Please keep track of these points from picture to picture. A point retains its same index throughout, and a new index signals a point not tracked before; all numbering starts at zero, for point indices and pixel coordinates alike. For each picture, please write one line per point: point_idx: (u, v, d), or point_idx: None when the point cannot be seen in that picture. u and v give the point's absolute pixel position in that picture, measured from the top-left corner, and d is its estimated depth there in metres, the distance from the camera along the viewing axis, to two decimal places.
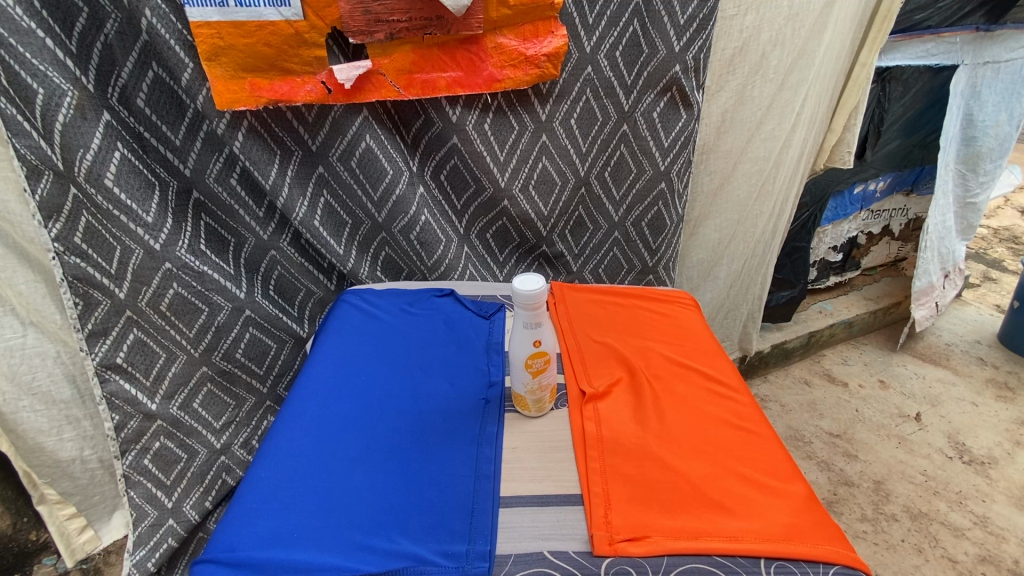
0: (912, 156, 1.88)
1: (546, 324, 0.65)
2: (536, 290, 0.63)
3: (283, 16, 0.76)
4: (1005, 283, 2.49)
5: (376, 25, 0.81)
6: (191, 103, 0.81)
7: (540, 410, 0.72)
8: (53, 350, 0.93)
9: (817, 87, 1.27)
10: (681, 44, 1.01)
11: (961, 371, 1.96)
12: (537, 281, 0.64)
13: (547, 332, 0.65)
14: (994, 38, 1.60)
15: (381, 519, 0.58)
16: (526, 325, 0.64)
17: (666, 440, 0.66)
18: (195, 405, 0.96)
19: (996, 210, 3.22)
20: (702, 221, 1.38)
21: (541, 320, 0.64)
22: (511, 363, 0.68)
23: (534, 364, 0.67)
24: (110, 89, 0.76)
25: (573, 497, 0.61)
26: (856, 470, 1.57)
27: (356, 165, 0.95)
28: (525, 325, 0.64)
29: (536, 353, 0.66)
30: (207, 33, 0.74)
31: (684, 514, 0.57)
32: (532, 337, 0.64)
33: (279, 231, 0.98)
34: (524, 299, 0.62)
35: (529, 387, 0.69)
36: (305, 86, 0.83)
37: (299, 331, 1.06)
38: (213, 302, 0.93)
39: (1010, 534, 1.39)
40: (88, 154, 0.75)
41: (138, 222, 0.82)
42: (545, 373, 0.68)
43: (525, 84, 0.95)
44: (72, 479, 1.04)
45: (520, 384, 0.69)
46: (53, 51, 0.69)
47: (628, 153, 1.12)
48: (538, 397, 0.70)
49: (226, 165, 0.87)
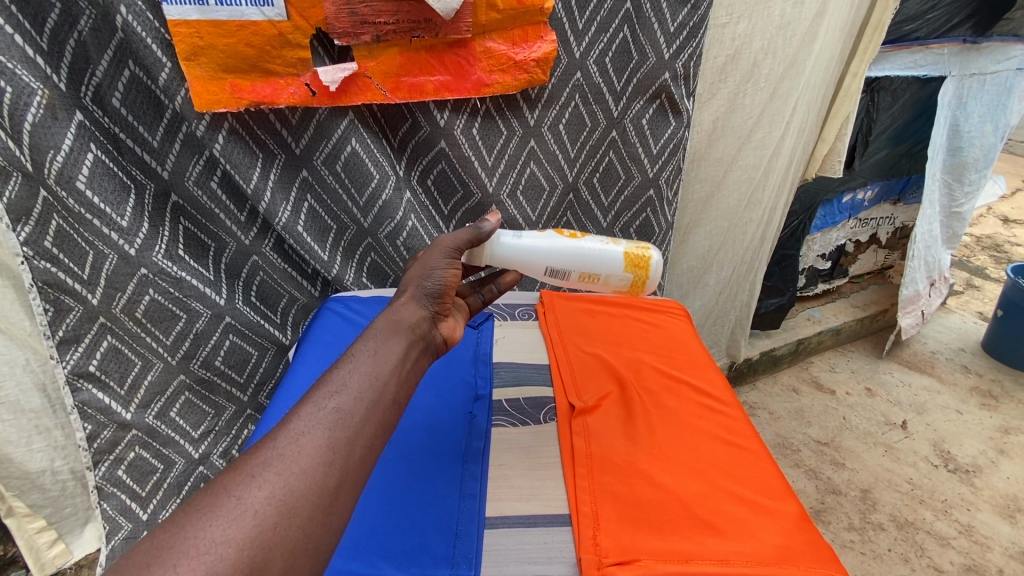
0: (899, 165, 1.89)
1: (550, 239, 0.77)
2: (514, 236, 0.76)
3: (265, 15, 0.74)
4: (988, 291, 2.53)
5: (362, 26, 0.79)
6: (169, 104, 0.78)
7: (658, 264, 0.81)
8: (22, 358, 0.88)
9: (807, 96, 1.27)
10: (671, 52, 1.01)
11: (946, 379, 1.98)
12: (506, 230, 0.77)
13: (556, 252, 0.77)
14: (981, 51, 1.62)
15: (364, 543, 0.56)
16: (545, 272, 0.78)
17: (656, 458, 0.65)
18: (172, 414, 0.93)
19: (978, 217, 3.26)
20: (692, 228, 1.37)
21: (540, 251, 0.76)
22: (575, 250, 0.78)
23: (596, 270, 0.78)
24: (83, 88, 0.72)
25: (562, 517, 0.59)
26: (843, 478, 1.57)
27: (341, 168, 0.92)
28: (542, 274, 0.78)
29: (584, 265, 0.78)
30: (185, 32, 0.71)
31: (675, 536, 0.56)
32: (561, 264, 0.77)
33: (261, 236, 0.95)
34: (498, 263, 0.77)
35: (629, 279, 0.80)
36: (288, 88, 0.80)
37: (282, 338, 1.03)
38: (191, 309, 0.89)
39: (994, 543, 1.40)
40: (58, 155, 0.72)
41: (112, 226, 0.79)
42: (609, 258, 0.78)
43: (513, 89, 0.94)
44: (41, 490, 0.98)
45: (597, 245, 0.79)
46: (22, 49, 0.66)
47: (616, 159, 1.10)
48: (644, 260, 0.80)
49: (206, 167, 0.85)
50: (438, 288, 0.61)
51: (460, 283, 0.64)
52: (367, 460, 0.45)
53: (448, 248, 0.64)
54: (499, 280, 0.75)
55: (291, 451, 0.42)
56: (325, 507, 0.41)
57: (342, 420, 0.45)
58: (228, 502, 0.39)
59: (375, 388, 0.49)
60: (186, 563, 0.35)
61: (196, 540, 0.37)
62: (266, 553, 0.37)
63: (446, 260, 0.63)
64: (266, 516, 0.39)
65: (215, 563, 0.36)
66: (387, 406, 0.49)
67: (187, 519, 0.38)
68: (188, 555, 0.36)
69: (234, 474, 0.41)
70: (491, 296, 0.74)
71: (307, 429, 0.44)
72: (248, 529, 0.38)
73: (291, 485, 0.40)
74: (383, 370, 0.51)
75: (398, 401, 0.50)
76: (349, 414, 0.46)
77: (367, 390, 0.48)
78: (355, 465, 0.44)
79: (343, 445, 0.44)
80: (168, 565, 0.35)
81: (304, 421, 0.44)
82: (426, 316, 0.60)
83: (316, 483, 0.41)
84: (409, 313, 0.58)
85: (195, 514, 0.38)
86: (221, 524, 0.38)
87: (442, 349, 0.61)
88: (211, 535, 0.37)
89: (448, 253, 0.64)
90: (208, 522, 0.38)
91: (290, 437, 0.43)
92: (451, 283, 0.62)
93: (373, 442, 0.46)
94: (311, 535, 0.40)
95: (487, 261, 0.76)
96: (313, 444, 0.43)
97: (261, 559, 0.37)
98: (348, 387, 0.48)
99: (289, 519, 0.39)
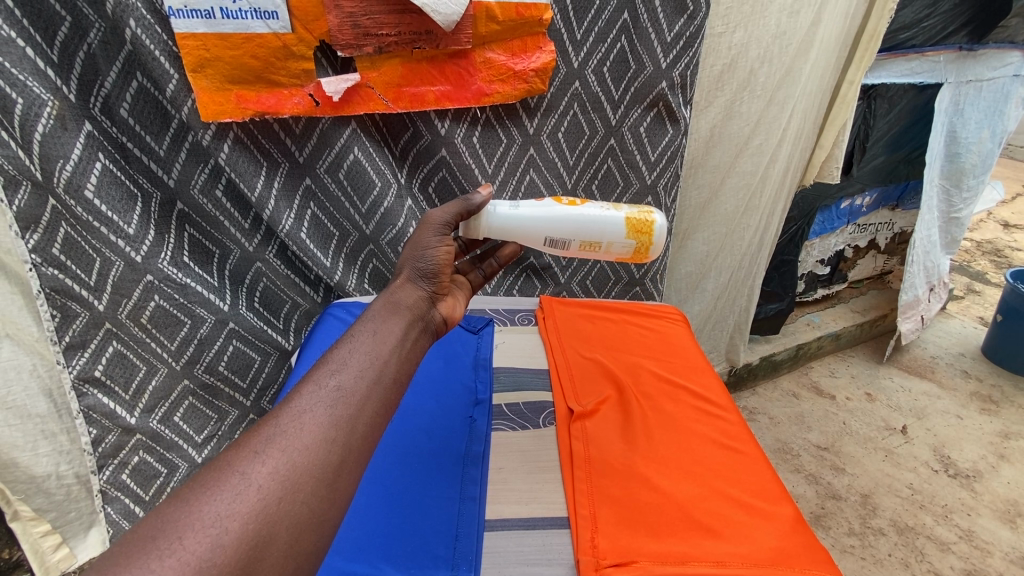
0: (898, 171, 1.90)
1: (547, 209, 0.76)
2: (510, 207, 0.75)
3: (270, 28, 0.76)
4: (988, 296, 2.53)
5: (364, 39, 0.80)
6: (175, 114, 0.79)
7: (662, 228, 0.79)
8: (29, 363, 0.88)
9: (803, 104, 1.29)
10: (668, 61, 1.02)
11: (946, 384, 1.98)
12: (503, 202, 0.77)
13: (554, 222, 0.76)
14: (976, 57, 1.63)
15: (365, 544, 0.57)
16: (545, 242, 0.77)
17: (654, 461, 0.66)
18: (175, 419, 0.94)
19: (978, 222, 3.27)
20: (691, 234, 1.38)
21: (537, 221, 0.76)
22: (576, 215, 0.76)
23: (596, 237, 0.77)
24: (92, 99, 0.74)
25: (560, 520, 0.60)
26: (844, 483, 1.58)
27: (344, 177, 0.94)
28: (542, 244, 0.78)
29: (584, 231, 0.77)
30: (193, 45, 0.73)
31: (671, 538, 0.57)
32: (559, 233, 0.77)
33: (265, 243, 0.96)
34: (496, 235, 0.77)
35: (632, 245, 0.79)
36: (292, 99, 0.82)
37: (285, 344, 1.04)
38: (196, 315, 0.90)
39: (995, 548, 1.41)
40: (67, 165, 0.73)
41: (119, 234, 0.80)
42: (609, 224, 0.77)
43: (513, 99, 0.95)
44: (47, 495, 0.97)
45: (596, 210, 0.78)
46: (34, 60, 0.68)
47: (615, 166, 1.12)
48: (647, 225, 0.79)
49: (211, 176, 0.86)
50: (432, 268, 0.64)
51: (453, 260, 0.67)
52: (368, 438, 0.46)
53: (438, 224, 0.67)
54: (497, 254, 0.81)
55: (293, 429, 0.43)
56: (328, 482, 0.42)
57: (343, 398, 0.47)
58: (232, 477, 0.40)
59: (375, 366, 0.50)
60: (191, 536, 0.36)
61: (201, 514, 0.37)
62: (271, 526, 0.38)
63: (438, 237, 0.66)
64: (270, 491, 0.39)
65: (221, 536, 0.36)
66: (387, 386, 0.50)
67: (191, 494, 0.39)
68: (193, 528, 0.36)
69: (237, 450, 0.42)
70: (491, 271, 0.80)
71: (308, 407, 0.45)
72: (253, 503, 0.38)
73: (294, 460, 0.41)
74: (382, 349, 0.52)
75: (397, 380, 0.51)
76: (350, 392, 0.47)
77: (367, 369, 0.50)
78: (357, 443, 0.45)
79: (344, 422, 0.45)
80: (174, 537, 0.36)
81: (306, 399, 0.46)
82: (423, 295, 0.63)
83: (319, 460, 0.42)
84: (407, 294, 0.61)
85: (199, 488, 0.39)
86: (225, 498, 0.38)
87: (442, 329, 0.64)
88: (216, 508, 0.38)
89: (439, 230, 0.66)
90: (213, 497, 0.38)
91: (293, 415, 0.44)
92: (444, 261, 0.65)
93: (374, 420, 0.47)
94: (316, 511, 0.41)
95: (484, 233, 0.76)
96: (315, 421, 0.44)
97: (265, 532, 0.38)
98: (349, 367, 0.49)
99: (293, 494, 0.40)
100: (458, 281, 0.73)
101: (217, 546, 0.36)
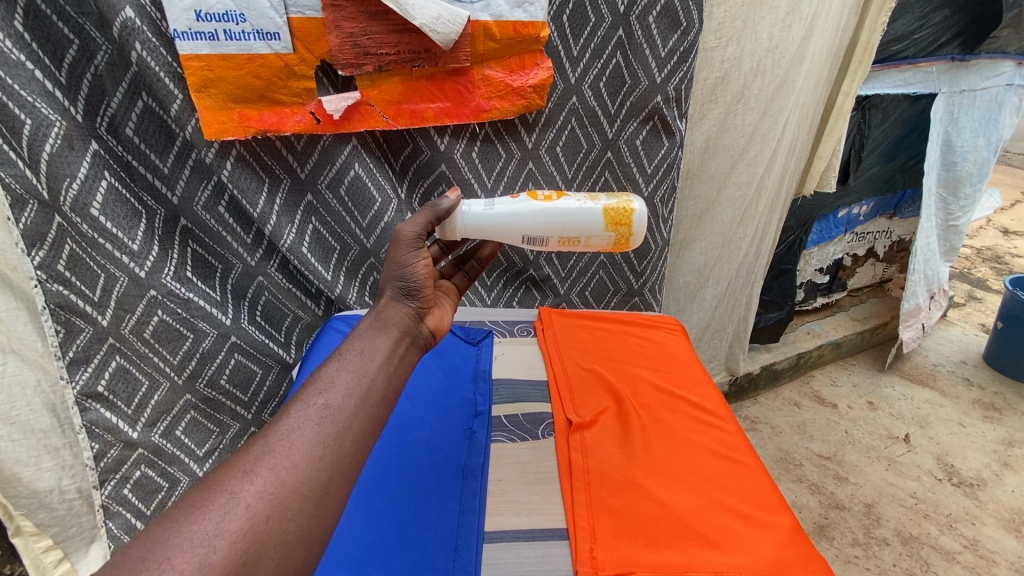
0: (894, 180, 1.91)
1: (522, 206, 0.77)
2: (485, 207, 0.77)
3: (272, 49, 0.78)
4: (990, 303, 2.53)
5: (365, 57, 0.82)
6: (179, 133, 0.81)
7: (642, 215, 0.79)
8: (33, 378, 0.89)
9: (797, 114, 1.30)
10: (662, 76, 1.04)
11: (949, 393, 1.97)
12: (478, 202, 0.78)
13: (530, 219, 0.77)
14: (969, 68, 1.66)
15: (366, 556, 0.57)
16: (522, 240, 0.78)
17: (652, 471, 0.66)
18: (178, 432, 0.94)
19: (978, 229, 3.27)
20: (688, 244, 1.39)
21: (512, 219, 0.77)
22: (551, 208, 0.77)
23: (575, 232, 0.78)
24: (99, 119, 0.76)
25: (560, 530, 0.60)
26: (847, 492, 1.57)
27: (344, 192, 0.96)
28: (520, 242, 0.79)
29: (562, 225, 0.77)
30: (196, 65, 0.75)
31: (670, 548, 0.57)
32: (537, 230, 0.77)
33: (267, 257, 0.97)
34: (474, 235, 0.78)
35: (611, 236, 0.79)
36: (293, 116, 0.84)
37: (286, 357, 1.05)
38: (199, 329, 0.91)
39: (1001, 557, 1.40)
40: (73, 183, 0.75)
41: (123, 250, 0.81)
42: (586, 217, 0.77)
43: (511, 114, 0.97)
44: (49, 510, 0.96)
45: (572, 202, 0.78)
46: (42, 83, 0.69)
47: (612, 178, 1.13)
48: (626, 215, 0.79)
49: (214, 193, 0.87)
50: (414, 285, 0.64)
51: (433, 270, 0.68)
52: (357, 454, 0.47)
53: (411, 239, 0.66)
54: (478, 255, 0.82)
55: (283, 447, 0.44)
56: (316, 499, 0.43)
57: (330, 415, 0.47)
58: (220, 497, 0.40)
59: (363, 384, 0.51)
60: (180, 556, 0.37)
61: (190, 534, 0.38)
62: (259, 545, 0.39)
63: (413, 252, 0.66)
64: (258, 509, 0.40)
65: (209, 555, 0.37)
66: (376, 402, 0.51)
67: (181, 514, 0.39)
68: (182, 548, 0.37)
69: (226, 470, 0.42)
70: (474, 273, 0.82)
71: (299, 425, 0.46)
72: (241, 522, 0.39)
73: (282, 479, 0.42)
74: (370, 367, 0.53)
75: (386, 397, 0.52)
76: (337, 410, 0.48)
77: (355, 388, 0.50)
78: (345, 460, 0.46)
79: (333, 440, 0.46)
80: (163, 558, 0.36)
81: (295, 418, 0.46)
82: (410, 312, 0.64)
83: (307, 477, 0.43)
84: (394, 312, 0.62)
85: (189, 508, 0.39)
86: (213, 517, 0.39)
87: (431, 341, 0.65)
88: (204, 528, 0.38)
89: (413, 245, 0.66)
90: (202, 516, 0.39)
91: (281, 434, 0.45)
92: (426, 274, 0.66)
93: (363, 436, 0.48)
94: (304, 529, 0.41)
95: (461, 234, 0.77)
96: (303, 439, 0.45)
97: (253, 552, 0.38)
98: (338, 386, 0.50)
99: (282, 512, 0.41)
100: (444, 289, 0.75)
101: (205, 565, 0.36)
